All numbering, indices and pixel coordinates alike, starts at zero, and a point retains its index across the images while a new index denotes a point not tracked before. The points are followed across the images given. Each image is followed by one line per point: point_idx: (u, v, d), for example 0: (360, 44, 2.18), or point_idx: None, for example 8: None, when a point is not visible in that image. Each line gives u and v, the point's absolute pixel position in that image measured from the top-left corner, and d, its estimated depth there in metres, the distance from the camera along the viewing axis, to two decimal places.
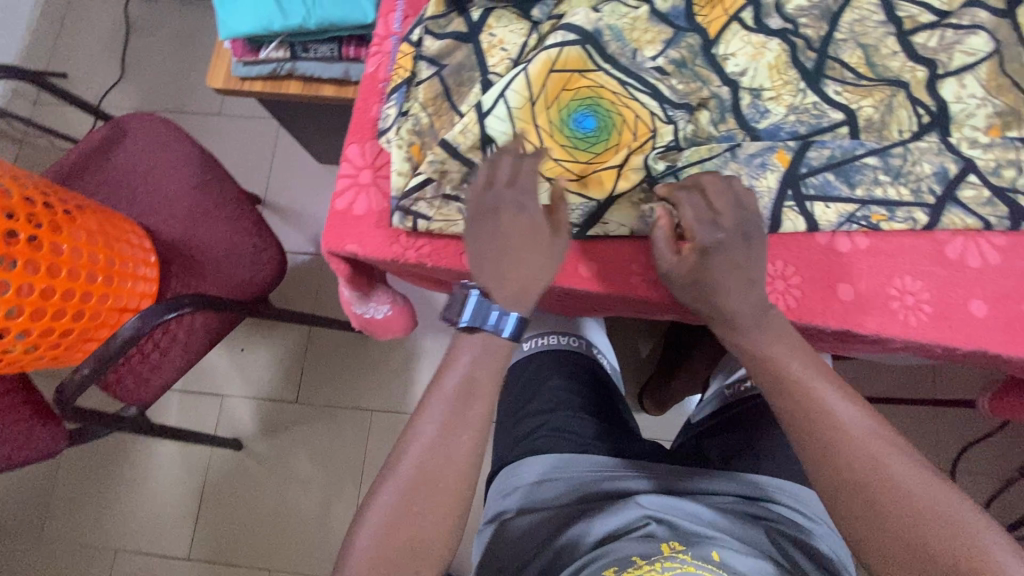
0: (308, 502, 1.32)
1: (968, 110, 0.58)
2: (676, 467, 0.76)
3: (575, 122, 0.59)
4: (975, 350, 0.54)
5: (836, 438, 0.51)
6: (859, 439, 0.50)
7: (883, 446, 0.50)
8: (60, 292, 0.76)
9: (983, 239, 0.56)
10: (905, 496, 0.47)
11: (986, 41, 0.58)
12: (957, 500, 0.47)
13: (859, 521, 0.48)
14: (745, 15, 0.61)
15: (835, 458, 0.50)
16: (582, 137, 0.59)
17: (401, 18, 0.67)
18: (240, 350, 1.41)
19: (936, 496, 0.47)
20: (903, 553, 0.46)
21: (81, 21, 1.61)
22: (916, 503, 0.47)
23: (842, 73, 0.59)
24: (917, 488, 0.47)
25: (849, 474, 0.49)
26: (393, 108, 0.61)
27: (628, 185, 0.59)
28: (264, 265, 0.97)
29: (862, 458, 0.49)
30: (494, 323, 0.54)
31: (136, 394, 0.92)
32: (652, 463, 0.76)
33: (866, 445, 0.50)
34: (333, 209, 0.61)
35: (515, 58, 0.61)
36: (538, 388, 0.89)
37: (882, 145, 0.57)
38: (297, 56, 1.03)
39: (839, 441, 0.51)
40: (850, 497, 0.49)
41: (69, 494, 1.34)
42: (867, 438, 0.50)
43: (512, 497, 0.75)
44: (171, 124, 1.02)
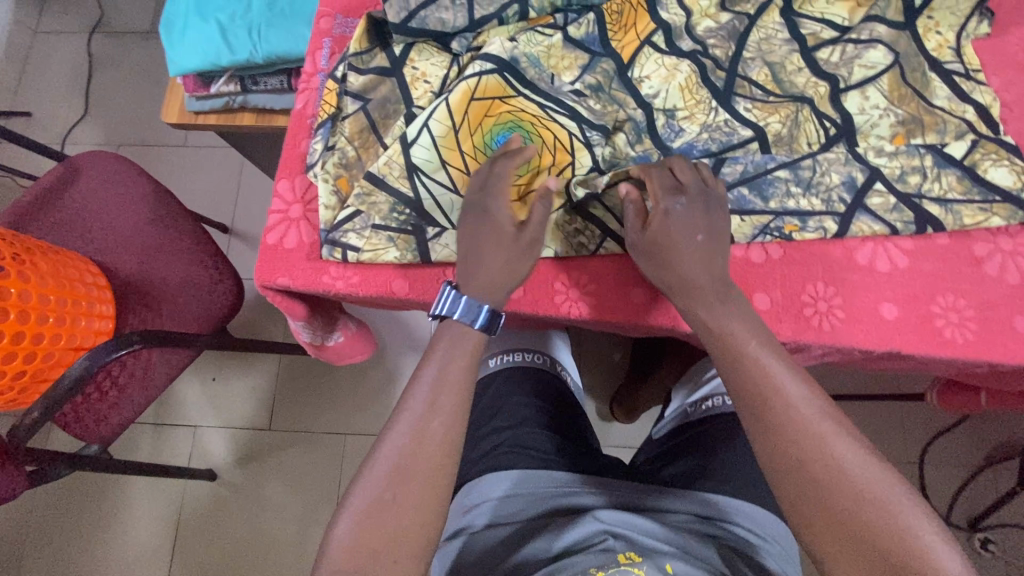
0: (285, 529, 1.32)
1: (872, 121, 0.60)
2: (640, 485, 0.77)
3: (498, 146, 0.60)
4: (890, 352, 0.56)
5: (776, 424, 0.50)
6: (807, 422, 0.50)
7: (829, 429, 0.50)
8: (9, 335, 0.75)
9: (891, 244, 0.58)
10: (846, 481, 0.48)
11: (885, 54, 0.61)
12: (893, 486, 0.47)
13: (802, 503, 0.48)
14: (656, 39, 0.63)
15: (777, 441, 0.50)
16: None
17: (328, 55, 0.69)
18: (213, 379, 1.41)
19: (873, 480, 0.47)
20: (839, 537, 0.46)
21: (44, 60, 1.63)
22: (854, 488, 0.47)
23: (750, 90, 0.61)
24: (860, 471, 0.48)
25: (793, 459, 0.49)
26: (319, 143, 0.63)
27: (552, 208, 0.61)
28: (221, 295, 0.99)
29: (805, 443, 0.49)
30: (465, 313, 0.55)
31: (96, 432, 0.92)
32: (616, 481, 0.77)
33: (811, 430, 0.50)
34: (264, 244, 0.62)
35: (438, 89, 0.64)
36: (501, 404, 0.88)
37: (792, 158, 0.59)
38: (248, 89, 1.04)
39: (782, 426, 0.50)
40: (795, 480, 0.49)
41: (42, 535, 1.33)
42: (814, 421, 0.50)
43: (481, 514, 0.73)
44: (126, 162, 1.04)
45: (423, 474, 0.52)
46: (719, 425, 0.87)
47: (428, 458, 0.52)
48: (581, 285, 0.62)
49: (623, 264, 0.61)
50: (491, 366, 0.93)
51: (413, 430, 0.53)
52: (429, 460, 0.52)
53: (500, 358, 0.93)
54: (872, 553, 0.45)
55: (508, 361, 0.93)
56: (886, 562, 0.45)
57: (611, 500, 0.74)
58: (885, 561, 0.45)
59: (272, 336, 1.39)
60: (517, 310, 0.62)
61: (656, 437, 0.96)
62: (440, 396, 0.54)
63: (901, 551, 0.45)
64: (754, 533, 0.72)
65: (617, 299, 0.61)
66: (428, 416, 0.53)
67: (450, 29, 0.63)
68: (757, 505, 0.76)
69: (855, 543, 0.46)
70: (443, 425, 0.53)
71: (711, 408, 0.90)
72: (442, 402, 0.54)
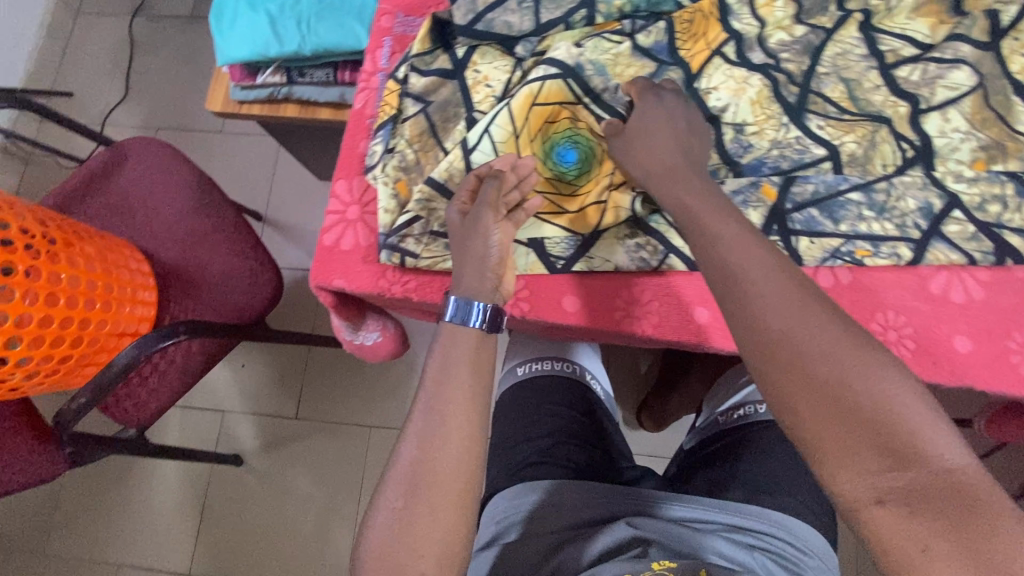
0: (307, 517, 1.33)
1: (953, 144, 0.57)
2: (672, 496, 0.71)
3: (558, 155, 0.62)
4: (960, 386, 0.55)
5: (762, 317, 0.44)
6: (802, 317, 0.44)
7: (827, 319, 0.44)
8: (58, 320, 0.76)
9: (968, 274, 0.56)
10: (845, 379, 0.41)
11: (969, 76, 0.58)
12: (893, 376, 0.41)
13: (790, 395, 0.42)
14: (727, 50, 0.61)
15: (763, 333, 0.44)
16: (565, 169, 0.62)
17: (388, 55, 0.71)
18: (241, 365, 1.42)
19: (872, 368, 0.42)
20: (831, 429, 0.41)
21: (87, 41, 1.64)
22: (855, 388, 0.41)
23: (825, 107, 0.59)
24: (857, 360, 0.42)
25: (780, 349, 0.43)
26: (378, 145, 0.63)
27: (614, 221, 0.60)
28: (261, 286, 0.99)
29: (793, 334, 0.43)
30: (454, 313, 0.53)
31: (134, 416, 0.93)
32: (646, 491, 0.72)
33: (801, 316, 0.44)
34: (321, 244, 0.64)
35: (499, 93, 0.63)
36: (530, 416, 0.84)
37: (865, 180, 0.57)
38: (293, 81, 1.03)
39: (770, 319, 0.44)
40: (785, 375, 0.43)
41: (72, 510, 1.36)
42: (807, 314, 0.44)
43: (513, 529, 0.68)
44: (169, 148, 1.04)
45: (449, 467, 0.48)
46: (753, 434, 0.81)
47: (446, 439, 0.49)
48: (639, 303, 0.62)
49: (687, 283, 0.61)
50: (520, 375, 0.90)
51: (425, 402, 0.50)
52: (447, 441, 0.49)
53: (529, 366, 0.90)
54: (868, 443, 0.40)
55: (537, 370, 0.90)
56: (884, 452, 0.39)
57: (643, 506, 0.69)
58: (883, 451, 0.39)
59: (301, 327, 1.40)
60: (573, 325, 0.63)
61: (687, 448, 0.91)
62: (450, 367, 0.51)
63: (899, 440, 0.39)
64: (793, 546, 0.66)
65: (678, 320, 0.61)
66: (440, 393, 0.50)
67: (516, 33, 0.62)
68: (799, 520, 0.70)
69: (849, 436, 0.40)
70: (457, 403, 0.50)
71: (744, 417, 0.84)
72: (467, 392, 0.51)
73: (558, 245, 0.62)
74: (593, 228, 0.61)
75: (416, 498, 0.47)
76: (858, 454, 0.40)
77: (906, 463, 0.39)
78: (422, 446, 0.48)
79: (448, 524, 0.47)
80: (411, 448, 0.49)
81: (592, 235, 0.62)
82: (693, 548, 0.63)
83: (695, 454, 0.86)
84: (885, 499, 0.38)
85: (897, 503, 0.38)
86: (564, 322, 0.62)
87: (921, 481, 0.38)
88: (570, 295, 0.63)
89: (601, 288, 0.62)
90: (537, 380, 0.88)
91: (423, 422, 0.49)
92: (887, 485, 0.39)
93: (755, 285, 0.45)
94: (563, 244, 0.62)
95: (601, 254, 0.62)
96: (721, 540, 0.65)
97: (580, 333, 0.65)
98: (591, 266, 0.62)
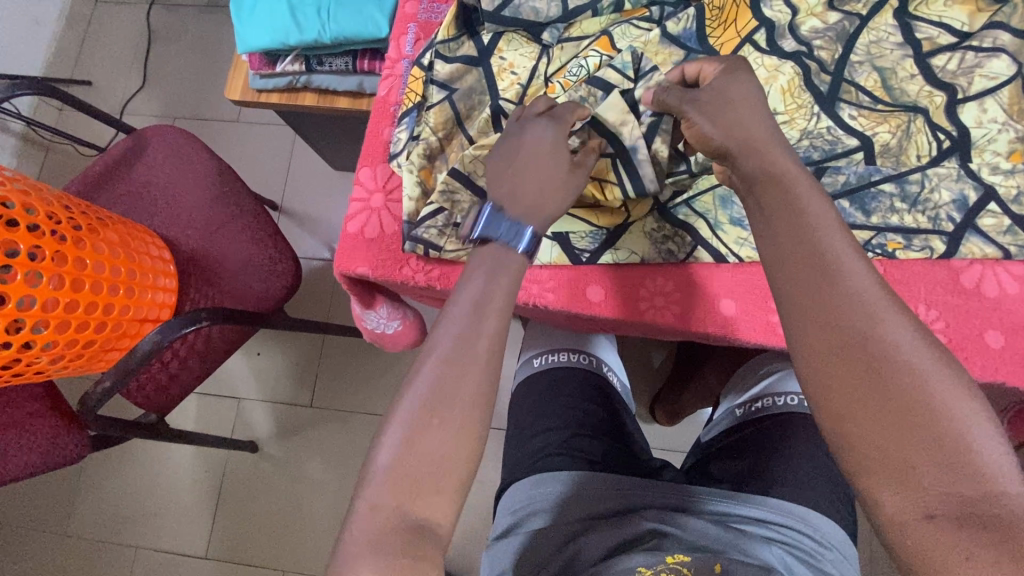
0: (321, 504, 1.34)
1: (990, 135, 0.56)
2: (686, 487, 0.68)
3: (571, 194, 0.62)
4: (992, 383, 0.55)
5: (862, 363, 0.43)
6: (848, 298, 0.44)
7: (876, 301, 0.44)
8: (83, 305, 0.77)
9: (1002, 268, 0.56)
10: (879, 363, 0.42)
11: (1008, 65, 0.56)
12: (953, 381, 0.42)
13: (847, 396, 0.42)
14: (757, 37, 0.60)
15: (825, 326, 0.44)
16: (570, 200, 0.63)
17: (412, 41, 0.71)
18: (257, 353, 1.43)
19: (952, 411, 0.40)
20: (885, 432, 0.41)
21: (106, 30, 1.65)
22: (885, 368, 0.42)
23: (857, 97, 0.59)
24: (911, 354, 0.42)
25: (882, 390, 0.42)
26: (404, 132, 0.64)
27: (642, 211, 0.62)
28: (280, 275, 0.99)
29: (856, 327, 0.43)
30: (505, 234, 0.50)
31: (156, 401, 0.93)
32: (660, 483, 0.69)
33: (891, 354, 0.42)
34: (345, 232, 0.64)
35: (525, 82, 0.63)
36: (547, 406, 0.81)
37: (899, 172, 0.57)
38: (312, 69, 1.03)
39: (842, 317, 0.44)
40: (847, 374, 0.43)
41: (92, 492, 1.38)
42: (878, 327, 0.43)
43: (537, 516, 0.67)
44: (191, 135, 1.05)
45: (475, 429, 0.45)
46: (770, 426, 0.76)
47: (470, 394, 0.46)
48: (665, 292, 0.63)
49: (713, 275, 0.62)
50: (535, 366, 0.87)
51: (454, 345, 0.47)
52: (449, 403, 0.45)
53: (544, 358, 0.87)
54: (922, 451, 0.40)
55: (551, 362, 0.87)
56: (942, 465, 0.39)
57: (661, 498, 0.67)
58: (940, 461, 0.39)
59: (315, 316, 1.41)
60: (596, 315, 0.64)
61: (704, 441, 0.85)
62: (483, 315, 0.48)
63: (955, 450, 0.39)
64: (813, 541, 0.63)
65: (702, 310, 0.62)
66: (470, 341, 0.47)
67: (543, 19, 0.62)
68: (820, 513, 0.65)
69: (905, 447, 0.40)
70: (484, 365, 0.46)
71: (764, 409, 0.79)
72: None
73: (585, 240, 0.63)
74: (620, 223, 0.63)
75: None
76: (911, 462, 0.40)
77: (961, 475, 0.39)
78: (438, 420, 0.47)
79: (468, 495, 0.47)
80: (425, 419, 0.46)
81: (620, 229, 0.63)
82: (716, 544, 0.61)
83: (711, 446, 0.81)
84: (937, 513, 0.38)
85: (946, 517, 0.38)
86: (589, 313, 0.64)
87: (973, 496, 0.38)
88: (596, 285, 0.64)
89: (624, 277, 0.64)
90: (551, 373, 0.85)
91: (446, 368, 0.46)
92: (939, 496, 0.39)
93: (811, 263, 0.46)
94: (588, 238, 0.63)
95: (627, 246, 0.63)
96: (738, 535, 0.62)
97: (609, 324, 0.67)
98: (616, 258, 0.63)
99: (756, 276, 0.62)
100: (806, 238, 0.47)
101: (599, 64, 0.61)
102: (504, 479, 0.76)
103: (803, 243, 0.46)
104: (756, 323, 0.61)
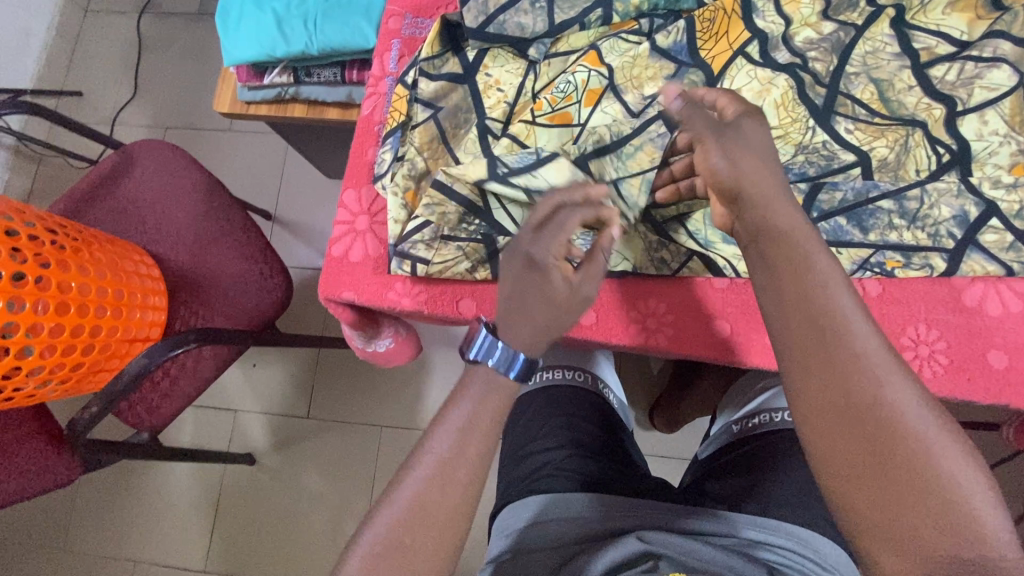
0: (319, 516, 1.33)
1: (991, 148, 0.56)
2: (678, 506, 0.66)
3: None
4: (997, 402, 0.55)
5: (862, 433, 0.41)
6: (856, 362, 0.42)
7: (881, 362, 0.42)
8: (69, 328, 0.75)
9: (1005, 285, 0.56)
10: (886, 428, 0.41)
11: (1009, 75, 0.55)
12: (954, 443, 0.40)
13: (843, 458, 0.41)
14: (750, 49, 0.59)
15: (826, 392, 0.42)
16: None
17: (396, 58, 0.73)
18: (253, 365, 1.42)
19: (953, 474, 0.39)
20: (880, 496, 0.40)
21: (95, 41, 1.63)
22: (888, 428, 0.41)
23: (853, 110, 0.58)
24: (920, 423, 0.40)
25: (884, 455, 0.40)
26: (388, 152, 0.65)
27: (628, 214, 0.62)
28: (271, 290, 0.98)
29: (863, 392, 0.41)
30: (498, 360, 0.50)
31: (147, 420, 0.92)
32: (651, 503, 0.66)
33: (890, 412, 0.41)
34: (330, 255, 0.66)
35: (511, 99, 0.64)
36: (541, 425, 0.79)
37: (897, 187, 0.56)
38: (300, 81, 1.01)
39: (847, 382, 0.42)
40: (844, 430, 0.41)
41: (90, 507, 1.37)
42: (879, 375, 0.42)
43: (535, 539, 0.63)
44: (178, 149, 1.03)
45: None
46: (772, 443, 0.75)
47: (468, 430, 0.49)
48: (657, 315, 0.63)
49: (702, 293, 0.63)
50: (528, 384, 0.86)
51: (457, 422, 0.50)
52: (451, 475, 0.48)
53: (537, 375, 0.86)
54: (914, 511, 0.39)
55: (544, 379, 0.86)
56: (941, 536, 0.39)
57: (655, 519, 0.64)
58: (936, 530, 0.39)
59: (310, 325, 1.40)
60: (588, 338, 0.64)
61: (701, 458, 0.84)
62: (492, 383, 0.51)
63: (951, 513, 0.39)
64: (812, 562, 0.61)
65: (696, 331, 0.62)
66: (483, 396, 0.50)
67: (529, 35, 0.63)
68: (821, 533, 0.64)
69: (907, 517, 0.39)
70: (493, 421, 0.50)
71: (760, 426, 0.78)
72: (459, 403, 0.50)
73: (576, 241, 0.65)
74: None
75: (431, 501, 0.48)
76: (909, 529, 0.39)
77: (953, 536, 0.38)
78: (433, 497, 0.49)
79: (454, 498, 0.48)
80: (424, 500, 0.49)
81: None
82: (715, 567, 0.57)
83: (709, 465, 0.80)
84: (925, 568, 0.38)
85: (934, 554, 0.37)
86: (578, 334, 0.64)
87: (968, 559, 0.38)
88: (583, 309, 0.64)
89: (608, 300, 0.64)
90: (543, 391, 0.83)
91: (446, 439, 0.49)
92: (936, 561, 0.38)
93: (815, 325, 0.44)
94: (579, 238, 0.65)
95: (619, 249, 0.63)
96: (742, 560, 0.58)
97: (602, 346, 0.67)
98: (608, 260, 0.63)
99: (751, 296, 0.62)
100: (821, 280, 0.44)
101: (587, 80, 0.61)
102: (499, 499, 0.73)
103: (789, 265, 0.46)
104: (752, 345, 0.61)
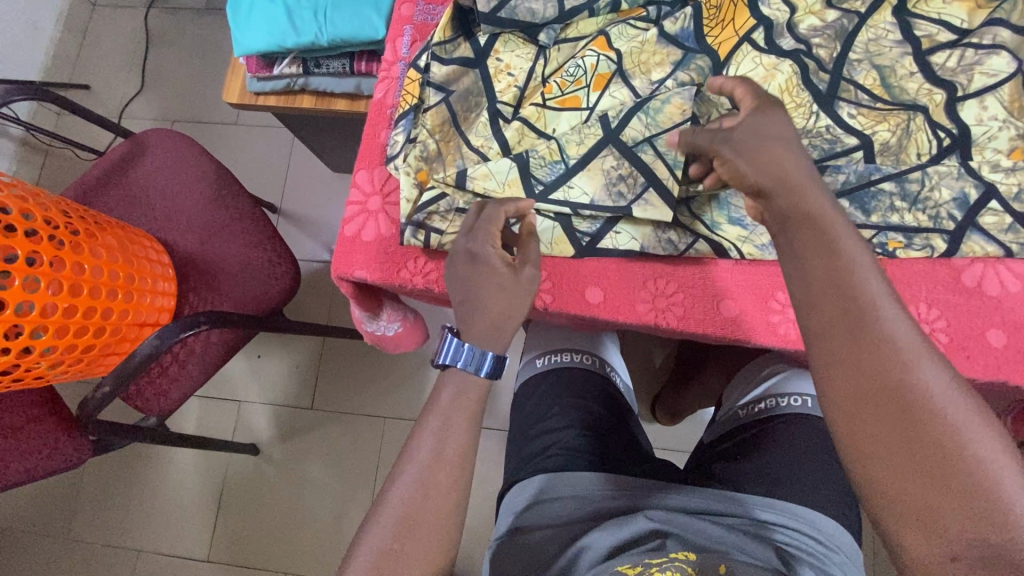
0: (322, 507, 1.33)
1: (991, 132, 0.57)
2: (693, 489, 0.66)
3: None
4: (995, 378, 0.57)
5: (887, 407, 0.39)
6: (886, 345, 0.41)
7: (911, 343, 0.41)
8: (82, 310, 0.76)
9: (1003, 266, 0.57)
10: (911, 404, 0.39)
11: (1008, 62, 0.57)
12: (985, 424, 0.38)
13: (870, 440, 0.39)
14: (756, 36, 0.61)
15: (855, 373, 0.41)
16: None
17: (409, 43, 0.74)
18: (257, 356, 1.43)
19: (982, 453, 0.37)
20: (909, 480, 0.38)
21: (103, 35, 1.65)
22: (912, 403, 0.39)
23: (856, 95, 0.60)
24: (954, 412, 0.38)
25: (907, 431, 0.38)
26: (401, 135, 0.66)
27: None
28: (280, 278, 0.99)
29: (888, 368, 0.40)
30: (467, 360, 0.52)
31: (156, 404, 0.93)
32: (660, 484, 0.67)
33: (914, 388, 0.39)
34: (343, 234, 0.67)
35: (521, 83, 0.66)
36: (549, 407, 0.80)
37: (899, 170, 0.58)
38: (309, 72, 1.02)
39: (871, 358, 0.41)
40: (867, 405, 0.40)
41: (94, 497, 1.38)
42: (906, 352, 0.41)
43: (542, 517, 0.64)
44: (189, 139, 1.05)
45: None
46: (776, 427, 0.76)
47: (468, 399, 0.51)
48: (667, 295, 0.64)
49: (713, 274, 0.64)
50: (538, 366, 0.87)
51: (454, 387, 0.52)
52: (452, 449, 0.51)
53: (548, 358, 0.87)
54: (938, 488, 0.37)
55: (554, 362, 0.87)
56: (968, 517, 0.36)
57: (658, 496, 0.65)
58: (963, 510, 0.36)
59: (315, 317, 1.41)
60: (596, 316, 0.65)
61: (706, 442, 0.86)
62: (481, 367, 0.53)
63: (988, 501, 0.36)
64: (817, 541, 0.62)
65: (706, 309, 0.64)
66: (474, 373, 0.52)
67: (539, 20, 0.64)
68: (824, 513, 0.64)
69: (932, 495, 0.37)
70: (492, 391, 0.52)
71: (767, 410, 0.79)
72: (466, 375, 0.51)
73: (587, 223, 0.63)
74: None
75: (439, 471, 0.50)
76: (934, 507, 0.37)
77: (989, 523, 0.35)
78: (436, 469, 0.50)
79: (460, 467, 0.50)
80: (424, 470, 0.50)
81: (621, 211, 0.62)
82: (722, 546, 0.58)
83: (715, 448, 0.81)
84: (961, 556, 0.36)
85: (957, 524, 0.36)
86: (587, 313, 0.65)
87: (998, 542, 0.35)
88: (593, 287, 0.65)
89: (619, 280, 0.65)
90: (552, 374, 0.85)
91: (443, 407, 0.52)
92: (962, 542, 0.36)
93: (840, 304, 0.43)
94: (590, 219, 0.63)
95: (627, 231, 0.63)
96: (749, 539, 0.59)
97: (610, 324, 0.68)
98: (617, 242, 0.63)
99: (759, 277, 0.63)
100: (835, 261, 0.44)
101: (595, 64, 0.63)
102: (507, 479, 0.74)
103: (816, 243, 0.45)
104: (758, 324, 0.63)
